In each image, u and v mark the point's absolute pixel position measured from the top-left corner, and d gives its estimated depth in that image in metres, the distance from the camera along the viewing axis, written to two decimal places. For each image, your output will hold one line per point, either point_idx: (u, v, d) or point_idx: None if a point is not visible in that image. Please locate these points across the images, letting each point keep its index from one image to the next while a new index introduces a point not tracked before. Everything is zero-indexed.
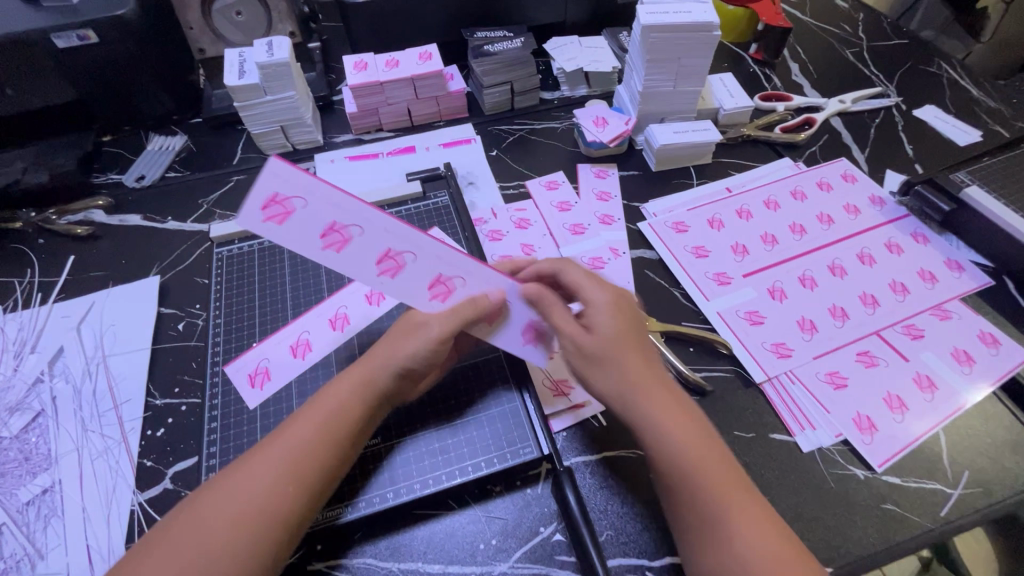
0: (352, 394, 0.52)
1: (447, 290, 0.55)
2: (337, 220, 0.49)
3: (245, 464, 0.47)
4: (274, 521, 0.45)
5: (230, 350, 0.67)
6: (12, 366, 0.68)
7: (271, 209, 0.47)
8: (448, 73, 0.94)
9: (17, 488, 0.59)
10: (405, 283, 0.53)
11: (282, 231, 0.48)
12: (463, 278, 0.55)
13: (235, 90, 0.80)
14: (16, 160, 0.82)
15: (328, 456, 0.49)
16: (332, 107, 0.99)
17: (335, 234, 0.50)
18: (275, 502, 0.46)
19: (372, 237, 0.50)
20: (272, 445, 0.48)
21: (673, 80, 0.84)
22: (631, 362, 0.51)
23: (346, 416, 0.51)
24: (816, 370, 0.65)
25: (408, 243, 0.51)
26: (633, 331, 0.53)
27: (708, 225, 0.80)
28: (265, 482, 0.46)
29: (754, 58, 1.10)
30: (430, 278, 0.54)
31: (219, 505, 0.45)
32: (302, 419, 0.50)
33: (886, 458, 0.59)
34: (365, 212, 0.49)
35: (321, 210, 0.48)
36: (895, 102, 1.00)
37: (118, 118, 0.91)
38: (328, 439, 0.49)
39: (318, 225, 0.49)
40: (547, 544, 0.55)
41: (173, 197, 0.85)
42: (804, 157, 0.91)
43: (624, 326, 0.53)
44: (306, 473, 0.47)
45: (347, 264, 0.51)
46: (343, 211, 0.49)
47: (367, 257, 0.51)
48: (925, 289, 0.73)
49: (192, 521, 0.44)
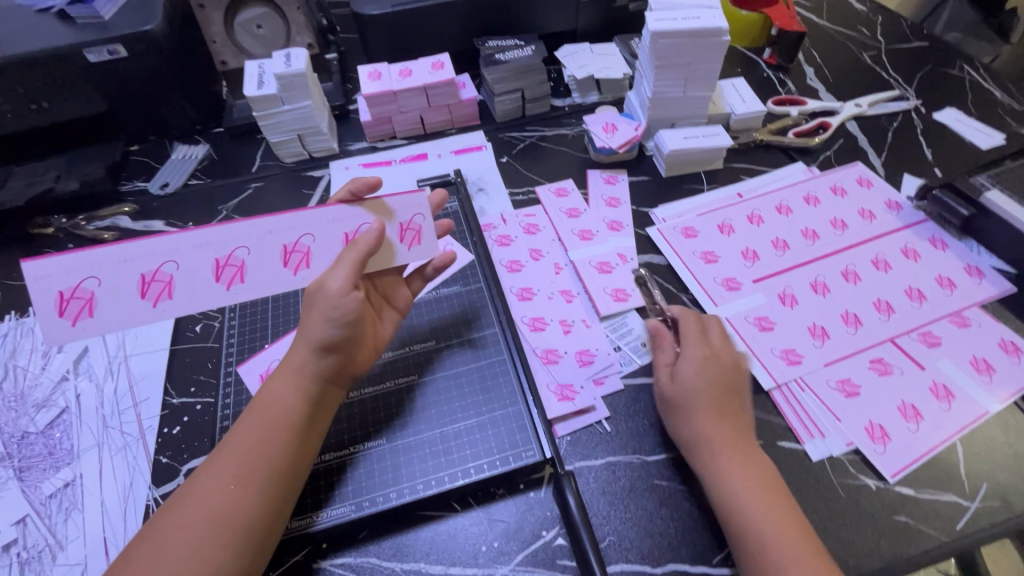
0: (294, 382, 0.53)
1: (301, 254, 0.56)
2: (144, 273, 0.53)
3: (211, 466, 0.50)
4: (237, 524, 0.47)
5: (243, 351, 0.70)
6: (41, 365, 0.71)
7: (71, 309, 0.52)
8: (460, 82, 0.96)
9: (41, 482, 0.62)
10: (255, 273, 0.55)
11: (95, 320, 0.52)
12: (311, 235, 0.56)
13: (254, 100, 0.83)
14: (50, 168, 0.86)
15: (278, 455, 0.50)
16: (348, 116, 1.01)
17: (154, 284, 0.53)
18: (234, 504, 0.47)
19: (188, 260, 0.53)
20: (232, 444, 0.51)
21: (683, 86, 0.84)
22: (714, 422, 0.57)
23: (292, 410, 0.52)
24: (827, 377, 0.64)
25: (227, 242, 0.54)
26: (725, 390, 0.59)
27: (718, 230, 0.80)
28: (225, 484, 0.48)
29: (768, 63, 1.09)
30: (280, 253, 0.56)
31: (187, 511, 0.47)
32: (252, 415, 0.52)
33: (899, 468, 0.58)
34: (155, 255, 0.52)
35: (114, 282, 0.52)
36: (914, 105, 0.98)
37: (145, 128, 0.95)
38: (275, 434, 0.51)
39: (132, 287, 0.53)
40: (548, 548, 0.55)
41: (194, 204, 0.89)
42: (818, 162, 0.90)
43: (714, 384, 0.59)
44: (255, 470, 0.49)
45: (195, 295, 0.54)
46: (143, 262, 0.52)
47: (201, 274, 0.54)
48: (943, 296, 0.71)
49: (166, 528, 0.46)
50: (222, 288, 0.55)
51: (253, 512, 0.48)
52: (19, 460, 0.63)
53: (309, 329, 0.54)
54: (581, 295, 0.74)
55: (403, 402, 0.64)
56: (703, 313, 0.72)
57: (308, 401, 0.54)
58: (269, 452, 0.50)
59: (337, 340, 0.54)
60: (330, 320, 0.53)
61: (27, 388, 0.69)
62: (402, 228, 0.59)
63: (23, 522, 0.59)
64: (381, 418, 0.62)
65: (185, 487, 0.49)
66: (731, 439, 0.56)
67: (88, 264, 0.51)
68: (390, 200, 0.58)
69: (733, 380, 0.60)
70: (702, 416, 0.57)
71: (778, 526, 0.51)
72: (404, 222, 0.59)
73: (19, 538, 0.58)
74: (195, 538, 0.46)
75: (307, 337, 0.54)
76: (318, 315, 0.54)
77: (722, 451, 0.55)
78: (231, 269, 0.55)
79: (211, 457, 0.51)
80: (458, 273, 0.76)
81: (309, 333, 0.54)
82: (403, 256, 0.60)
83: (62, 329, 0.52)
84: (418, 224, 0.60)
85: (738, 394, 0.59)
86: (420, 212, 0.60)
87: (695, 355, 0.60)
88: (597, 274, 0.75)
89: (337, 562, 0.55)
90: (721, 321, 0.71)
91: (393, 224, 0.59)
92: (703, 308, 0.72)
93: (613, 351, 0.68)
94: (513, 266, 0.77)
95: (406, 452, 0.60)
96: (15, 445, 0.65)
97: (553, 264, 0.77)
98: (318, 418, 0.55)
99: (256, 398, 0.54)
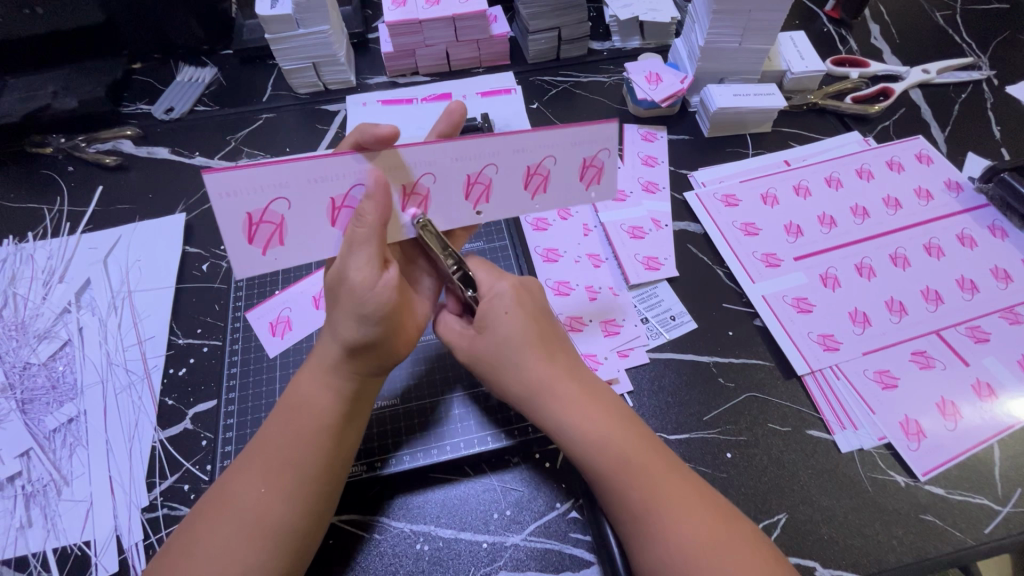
0: (325, 384, 0.50)
1: (422, 197, 0.51)
2: (334, 197, 0.49)
3: (245, 464, 0.48)
4: (274, 527, 0.45)
5: (252, 296, 0.67)
6: (41, 295, 0.68)
7: (259, 234, 0.48)
8: (492, 16, 0.88)
9: (45, 416, 0.60)
10: (438, 208, 0.52)
11: (285, 248, 0.50)
12: (433, 175, 0.50)
13: (266, 21, 0.75)
14: (47, 83, 0.80)
15: (313, 461, 0.48)
16: (367, 46, 0.93)
17: (342, 210, 0.50)
18: (266, 508, 0.46)
19: (303, 198, 0.48)
20: (259, 447, 0.49)
21: (740, 36, 0.76)
22: (536, 363, 0.50)
23: (326, 415, 0.49)
24: (864, 367, 0.61)
25: (346, 178, 0.48)
26: (533, 323, 0.52)
27: (761, 200, 0.74)
28: (255, 485, 0.47)
29: (829, 17, 0.99)
30: (399, 194, 0.50)
31: (220, 511, 0.46)
32: (289, 416, 0.50)
33: (930, 467, 0.56)
34: (267, 189, 0.47)
35: (304, 205, 0.48)
36: (986, 75, 0.90)
37: (148, 45, 0.87)
38: (307, 439, 0.48)
39: (322, 214, 0.49)
40: (562, 521, 0.53)
41: (199, 132, 0.82)
42: (875, 132, 0.83)
43: (524, 321, 0.51)
44: (284, 476, 0.47)
45: (310, 236, 0.50)
46: (249, 200, 0.47)
47: (318, 215, 0.49)
48: (997, 290, 0.66)
49: (197, 526, 0.46)
50: (406, 217, 0.51)
51: (288, 516, 0.46)
52: (21, 392, 0.62)
53: (339, 325, 0.49)
54: (610, 260, 0.70)
55: (418, 364, 0.62)
56: (739, 290, 0.68)
57: (344, 402, 0.50)
58: (301, 455, 0.48)
59: (369, 340, 0.49)
60: (361, 317, 0.48)
61: (29, 317, 0.66)
62: (584, 164, 0.54)
63: (27, 455, 0.58)
64: (395, 375, 0.61)
65: (218, 487, 0.48)
66: (564, 376, 0.51)
67: (272, 186, 0.47)
68: (576, 133, 0.52)
69: (540, 311, 0.54)
70: (518, 358, 0.50)
71: (638, 466, 0.47)
72: (587, 158, 0.54)
73: (23, 471, 0.57)
74: (226, 540, 0.45)
75: (339, 336, 0.49)
76: (345, 313, 0.48)
77: (556, 388, 0.50)
78: (418, 199, 0.51)
79: (241, 457, 0.50)
80: (481, 229, 0.73)
81: (340, 331, 0.49)
82: (579, 194, 0.56)
83: (249, 257, 0.49)
84: (600, 160, 0.54)
85: (547, 323, 0.54)
86: (604, 148, 0.53)
87: (499, 289, 0.53)
88: (629, 239, 0.70)
89: (345, 518, 0.53)
90: (756, 299, 0.67)
91: (572, 160, 0.53)
92: (738, 284, 0.68)
93: (640, 323, 0.65)
94: (538, 225, 0.72)
95: (420, 413, 0.59)
96: (18, 377, 0.63)
97: (582, 225, 0.72)
98: (357, 418, 0.52)
99: (285, 398, 0.51)
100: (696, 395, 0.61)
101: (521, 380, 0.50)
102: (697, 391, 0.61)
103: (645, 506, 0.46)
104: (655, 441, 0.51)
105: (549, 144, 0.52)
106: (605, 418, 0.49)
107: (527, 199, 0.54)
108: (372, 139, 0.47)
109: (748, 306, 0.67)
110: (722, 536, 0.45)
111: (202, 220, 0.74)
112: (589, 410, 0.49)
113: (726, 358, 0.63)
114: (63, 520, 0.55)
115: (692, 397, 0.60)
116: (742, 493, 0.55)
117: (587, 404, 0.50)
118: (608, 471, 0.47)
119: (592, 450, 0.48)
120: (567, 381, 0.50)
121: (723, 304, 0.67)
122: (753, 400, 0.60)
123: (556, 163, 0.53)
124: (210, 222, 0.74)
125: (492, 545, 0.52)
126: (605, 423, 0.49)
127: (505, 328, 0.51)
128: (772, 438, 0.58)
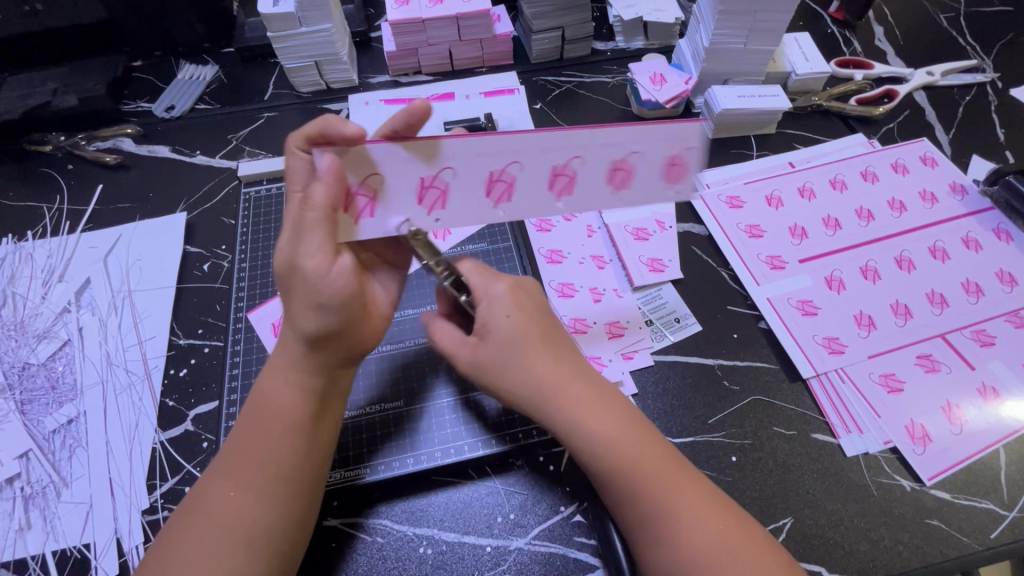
0: (291, 383, 0.49)
1: (507, 185, 0.49)
2: (424, 176, 0.48)
3: (218, 469, 0.48)
4: (252, 531, 0.45)
5: (254, 296, 0.67)
6: (41, 294, 0.67)
7: (353, 206, 0.47)
8: (495, 15, 0.87)
9: (44, 416, 0.60)
10: (523, 198, 0.50)
11: (374, 221, 0.48)
12: (518, 163, 0.48)
13: (268, 18, 0.75)
14: (47, 80, 0.79)
15: (284, 460, 0.47)
16: (370, 44, 0.93)
17: (430, 190, 0.48)
18: (241, 512, 0.45)
19: (397, 175, 0.47)
20: (232, 449, 0.48)
21: (745, 37, 0.75)
22: (539, 366, 0.49)
23: (295, 413, 0.49)
24: (870, 370, 0.61)
25: (435, 160, 0.47)
26: (535, 322, 0.50)
27: (765, 202, 0.74)
28: (230, 490, 0.46)
29: (833, 18, 0.99)
30: (484, 180, 0.49)
31: (197, 519, 0.46)
32: (254, 418, 0.49)
33: (936, 472, 0.55)
34: (366, 162, 0.46)
35: (397, 181, 0.47)
36: (991, 77, 0.89)
37: (149, 43, 0.86)
38: (276, 440, 0.48)
39: (410, 192, 0.48)
40: (567, 524, 0.53)
41: (200, 130, 0.82)
42: (879, 134, 0.83)
43: (526, 320, 0.50)
44: (254, 478, 0.47)
45: (396, 212, 0.48)
46: (350, 170, 0.46)
47: (405, 192, 0.48)
48: (1002, 293, 0.66)
49: (178, 536, 0.45)
50: (489, 203, 0.50)
51: (265, 520, 0.46)
52: (21, 392, 0.61)
53: (295, 317, 0.47)
54: (613, 262, 0.69)
55: (422, 367, 0.62)
56: (743, 292, 0.68)
57: (311, 398, 0.50)
58: (273, 456, 0.47)
59: (329, 330, 0.48)
60: (317, 307, 0.46)
61: (28, 316, 0.66)
62: (668, 162, 0.50)
63: (26, 456, 0.58)
64: (397, 379, 0.61)
65: (195, 494, 0.48)
66: (571, 377, 0.49)
67: (370, 160, 0.46)
68: (659, 130, 0.49)
69: (541, 309, 0.53)
70: (521, 359, 0.49)
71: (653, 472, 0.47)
72: (670, 155, 0.50)
73: (22, 472, 0.57)
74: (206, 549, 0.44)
75: (295, 329, 0.48)
76: (300, 301, 0.47)
77: (563, 390, 0.48)
78: (502, 187, 0.49)
79: (213, 463, 0.49)
80: (484, 230, 0.73)
81: (296, 323, 0.48)
82: (656, 191, 0.51)
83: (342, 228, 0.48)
84: (683, 158, 0.50)
85: (549, 320, 0.53)
86: (685, 146, 0.50)
87: (495, 291, 0.51)
88: (633, 241, 0.70)
89: (348, 521, 0.53)
90: (761, 302, 0.66)
91: (655, 155, 0.50)
92: (743, 286, 0.68)
93: (645, 325, 0.65)
94: (542, 225, 0.72)
95: (423, 415, 0.59)
96: (16, 376, 0.62)
97: (586, 226, 0.72)
98: (327, 413, 0.51)
99: (251, 401, 0.50)
100: (701, 398, 0.60)
101: (526, 384, 0.49)
102: (702, 394, 0.61)
103: (659, 511, 0.45)
104: (665, 442, 0.50)
105: (639, 139, 0.49)
106: (615, 422, 0.48)
107: (607, 194, 0.51)
108: (339, 137, 0.45)
109: (752, 309, 0.66)
110: (735, 540, 0.45)
111: (203, 219, 0.74)
112: (597, 414, 0.48)
113: (731, 361, 0.63)
114: (63, 522, 0.54)
115: (696, 401, 0.60)
116: (748, 496, 0.55)
117: (597, 407, 0.48)
118: (618, 478, 0.46)
119: (603, 455, 0.47)
120: (573, 382, 0.49)
121: (727, 306, 0.67)
122: (758, 403, 0.60)
123: (641, 159, 0.50)
124: (212, 220, 0.73)
125: (497, 548, 0.52)
126: (614, 425, 0.48)
127: (506, 329, 0.49)
128: (777, 442, 0.58)
